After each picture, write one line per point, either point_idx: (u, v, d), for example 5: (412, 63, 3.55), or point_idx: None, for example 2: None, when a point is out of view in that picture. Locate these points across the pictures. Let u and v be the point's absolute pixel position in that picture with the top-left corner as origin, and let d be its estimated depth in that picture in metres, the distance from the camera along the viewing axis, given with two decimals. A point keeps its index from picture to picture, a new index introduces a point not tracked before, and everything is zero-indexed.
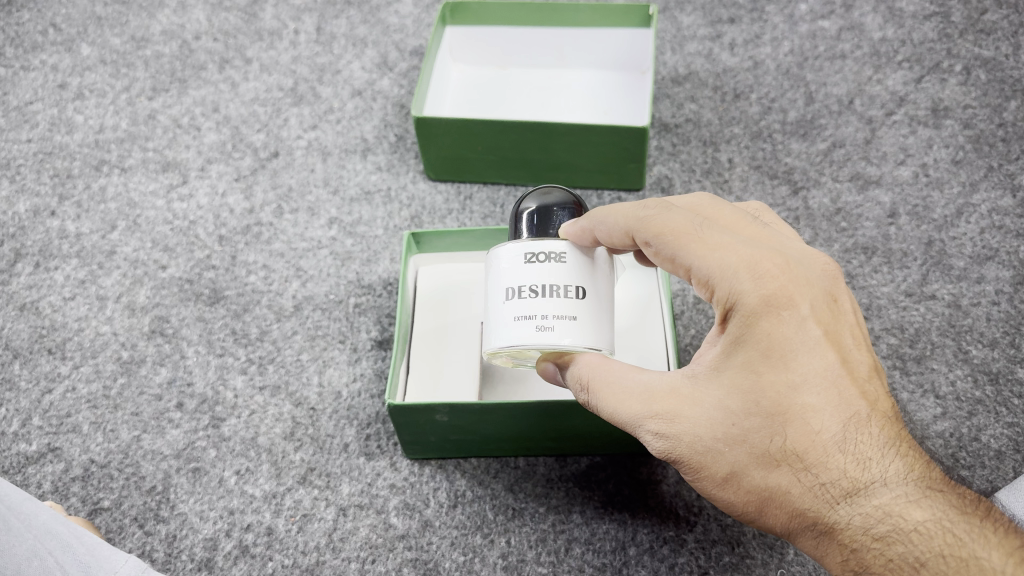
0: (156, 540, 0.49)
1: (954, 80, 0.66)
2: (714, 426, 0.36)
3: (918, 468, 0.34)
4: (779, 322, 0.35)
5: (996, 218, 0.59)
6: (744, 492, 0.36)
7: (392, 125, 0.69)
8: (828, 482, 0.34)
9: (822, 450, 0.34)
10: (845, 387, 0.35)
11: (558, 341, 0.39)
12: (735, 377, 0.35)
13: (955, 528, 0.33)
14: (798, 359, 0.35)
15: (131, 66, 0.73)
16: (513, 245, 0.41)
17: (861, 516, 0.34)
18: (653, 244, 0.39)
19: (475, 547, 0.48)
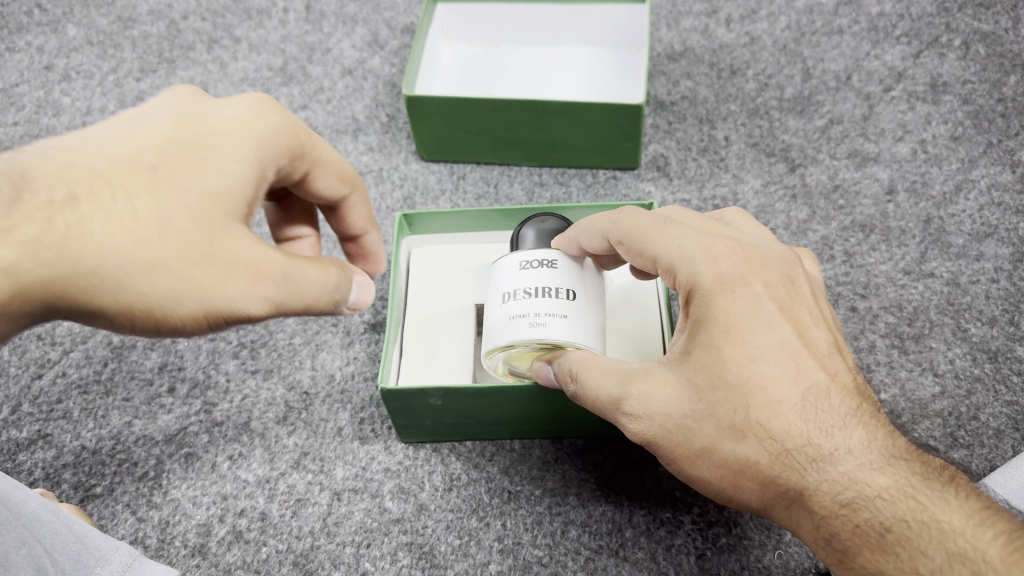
0: (149, 526, 0.49)
1: (953, 55, 0.65)
2: (679, 403, 0.35)
3: (880, 435, 0.33)
4: (733, 299, 0.35)
5: (995, 193, 0.58)
6: (715, 468, 0.35)
7: (383, 105, 0.68)
8: (791, 451, 0.33)
9: (783, 420, 0.33)
10: (801, 359, 0.34)
11: (549, 337, 0.40)
12: (698, 354, 0.35)
13: (919, 491, 0.32)
14: (752, 333, 0.35)
15: (118, 46, 0.72)
16: (510, 257, 0.43)
17: (827, 482, 0.33)
18: (622, 241, 0.40)
19: (470, 530, 0.48)
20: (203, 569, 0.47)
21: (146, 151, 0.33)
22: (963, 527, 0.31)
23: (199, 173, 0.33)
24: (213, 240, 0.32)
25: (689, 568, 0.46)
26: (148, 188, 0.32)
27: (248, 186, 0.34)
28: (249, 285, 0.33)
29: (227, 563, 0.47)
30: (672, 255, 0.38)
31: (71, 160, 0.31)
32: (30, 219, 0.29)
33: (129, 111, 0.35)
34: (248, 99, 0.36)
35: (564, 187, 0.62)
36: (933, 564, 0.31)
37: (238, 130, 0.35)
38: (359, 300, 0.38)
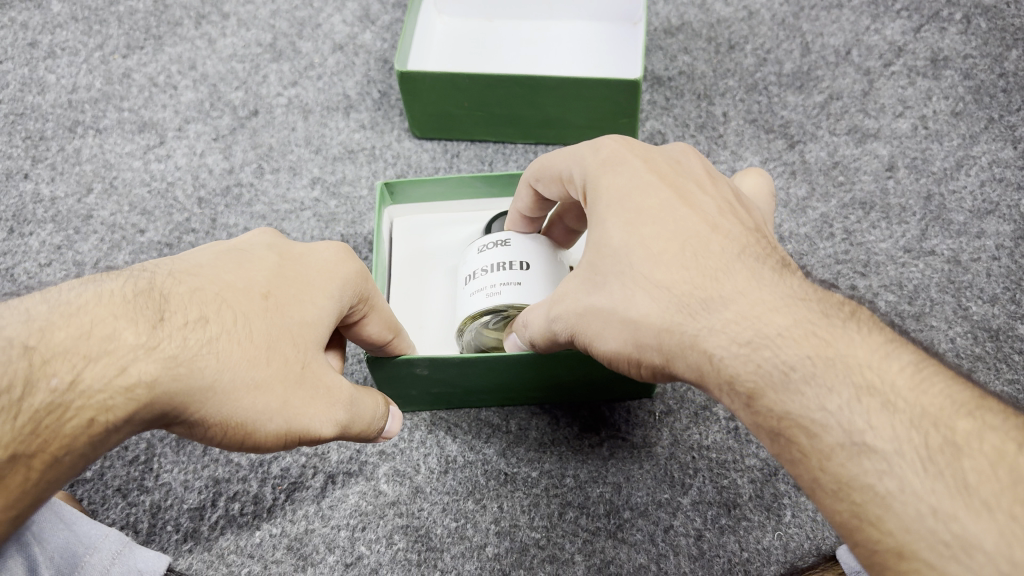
0: (140, 511, 0.48)
1: (954, 29, 0.64)
2: (586, 284, 0.36)
3: (770, 274, 0.32)
4: (616, 178, 0.37)
5: (996, 170, 0.57)
6: (622, 341, 0.34)
7: (375, 81, 0.66)
8: (681, 297, 0.33)
9: (666, 273, 0.33)
10: (683, 219, 0.35)
11: (505, 304, 0.42)
12: (593, 235, 0.36)
13: (818, 324, 0.29)
14: (635, 201, 0.36)
15: (104, 22, 0.70)
16: (472, 246, 0.45)
17: (721, 323, 0.31)
18: (535, 176, 0.42)
19: (467, 513, 0.47)
20: (195, 553, 0.47)
21: (256, 281, 0.37)
22: (869, 360, 0.28)
23: (299, 304, 0.37)
24: (306, 365, 0.36)
25: (688, 550, 0.45)
26: (257, 314, 0.36)
27: (334, 317, 0.38)
28: (327, 409, 0.36)
29: (221, 547, 0.47)
30: (567, 161, 0.40)
31: (195, 288, 0.35)
32: (168, 339, 0.32)
33: (229, 245, 0.39)
34: (334, 247, 0.40)
35: None
36: (840, 400, 0.27)
37: (330, 267, 0.39)
38: (392, 430, 0.41)
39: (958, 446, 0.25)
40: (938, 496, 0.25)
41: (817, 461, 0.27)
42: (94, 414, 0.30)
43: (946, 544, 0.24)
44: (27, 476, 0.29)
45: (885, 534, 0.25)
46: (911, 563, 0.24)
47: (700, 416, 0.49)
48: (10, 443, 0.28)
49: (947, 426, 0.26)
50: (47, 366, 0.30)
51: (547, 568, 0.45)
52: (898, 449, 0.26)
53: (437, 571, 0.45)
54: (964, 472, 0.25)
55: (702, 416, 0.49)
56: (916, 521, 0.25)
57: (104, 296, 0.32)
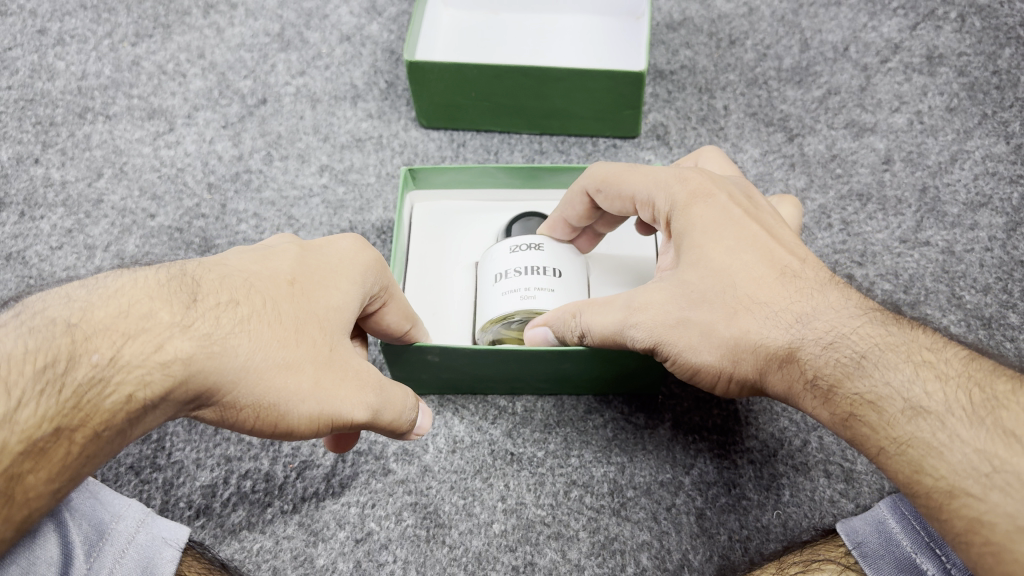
0: (154, 487, 0.49)
1: (949, 28, 0.66)
2: (676, 300, 0.38)
3: (850, 291, 0.36)
4: (705, 205, 0.40)
5: (989, 164, 0.59)
6: (716, 350, 0.37)
7: (382, 71, 0.67)
8: (778, 312, 0.36)
9: (764, 293, 0.36)
10: (771, 243, 0.38)
11: (540, 308, 0.43)
12: (685, 258, 0.39)
13: (892, 327, 0.34)
14: (727, 229, 0.39)
15: (113, 10, 0.71)
16: (499, 243, 0.46)
17: (813, 331, 0.35)
18: (598, 187, 0.44)
19: (474, 491, 0.48)
20: (208, 529, 0.47)
21: (280, 270, 0.38)
22: (929, 345, 0.33)
23: (323, 289, 0.38)
24: (332, 347, 0.37)
25: (690, 528, 0.47)
26: (283, 300, 0.37)
27: (359, 301, 0.39)
28: (358, 392, 0.36)
29: (232, 523, 0.48)
30: (648, 185, 0.42)
31: (225, 275, 0.37)
32: (201, 318, 0.34)
33: (254, 245, 0.40)
34: (350, 238, 0.41)
35: (564, 156, 0.62)
36: (903, 376, 0.32)
37: (347, 255, 0.40)
38: (422, 426, 0.42)
39: (998, 400, 0.30)
40: (982, 441, 0.29)
41: (882, 433, 0.32)
42: (132, 389, 0.31)
43: (987, 477, 0.29)
44: (69, 450, 0.30)
45: (939, 478, 0.30)
46: (961, 500, 0.29)
47: (701, 400, 0.51)
48: (54, 416, 0.30)
49: (991, 387, 0.31)
50: (89, 342, 0.31)
51: (552, 544, 0.46)
52: (949, 409, 0.31)
53: (445, 546, 0.47)
54: (1004, 421, 0.29)
55: (703, 400, 0.51)
56: (962, 464, 0.29)
57: (140, 280, 0.34)
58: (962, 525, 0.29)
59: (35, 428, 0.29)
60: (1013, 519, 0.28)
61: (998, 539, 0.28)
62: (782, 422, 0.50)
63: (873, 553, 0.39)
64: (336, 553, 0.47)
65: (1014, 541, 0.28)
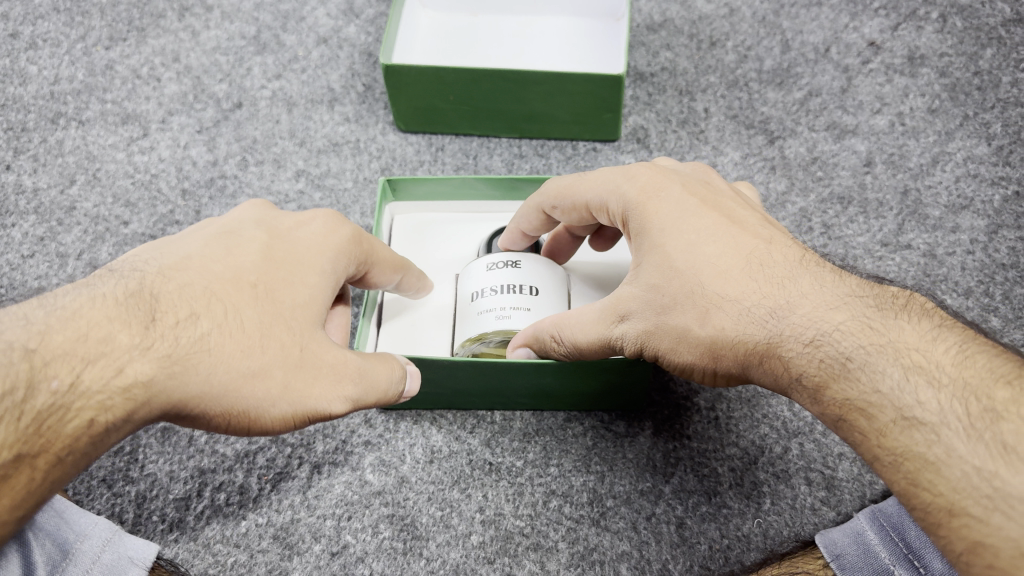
0: (126, 501, 0.48)
1: (931, 28, 0.65)
2: (648, 306, 0.37)
3: (827, 274, 0.34)
4: (659, 202, 0.39)
5: (971, 166, 0.59)
6: (696, 350, 0.36)
7: (359, 74, 0.66)
8: (750, 308, 0.34)
9: (732, 288, 0.35)
10: (737, 234, 0.37)
11: (515, 328, 0.43)
12: (649, 259, 0.38)
13: (872, 317, 0.32)
14: (686, 224, 0.38)
15: (86, 13, 0.70)
16: (476, 260, 0.46)
17: (790, 325, 0.33)
18: (553, 204, 0.43)
19: (452, 501, 0.48)
20: (181, 543, 0.47)
21: (244, 269, 0.37)
22: (917, 342, 0.31)
23: (288, 287, 0.37)
24: (304, 346, 0.36)
25: (670, 537, 0.46)
26: (248, 303, 0.36)
27: (326, 291, 0.38)
28: (335, 385, 0.36)
29: (206, 537, 0.47)
30: (602, 185, 0.41)
31: (185, 282, 0.36)
32: (161, 339, 0.33)
33: (218, 223, 0.39)
34: (323, 215, 0.41)
35: (544, 160, 0.61)
36: (892, 380, 0.30)
37: (316, 247, 0.39)
38: (412, 390, 0.41)
39: (997, 412, 0.28)
40: (980, 457, 0.27)
41: (875, 439, 0.30)
42: (94, 413, 0.31)
43: (989, 498, 0.27)
44: (31, 477, 0.30)
45: (936, 495, 0.28)
46: (961, 519, 0.28)
47: (681, 407, 0.50)
48: (14, 444, 0.29)
49: (988, 395, 0.28)
50: (47, 367, 0.30)
51: (531, 555, 0.46)
52: (944, 420, 0.29)
53: (422, 559, 0.46)
54: (1003, 434, 0.27)
55: (684, 407, 0.50)
56: (962, 481, 0.28)
57: (98, 299, 0.33)
58: (963, 545, 0.28)
59: None
60: (1018, 543, 0.26)
61: (1002, 565, 0.27)
62: (762, 429, 0.49)
63: (851, 565, 0.39)
64: (312, 566, 0.46)
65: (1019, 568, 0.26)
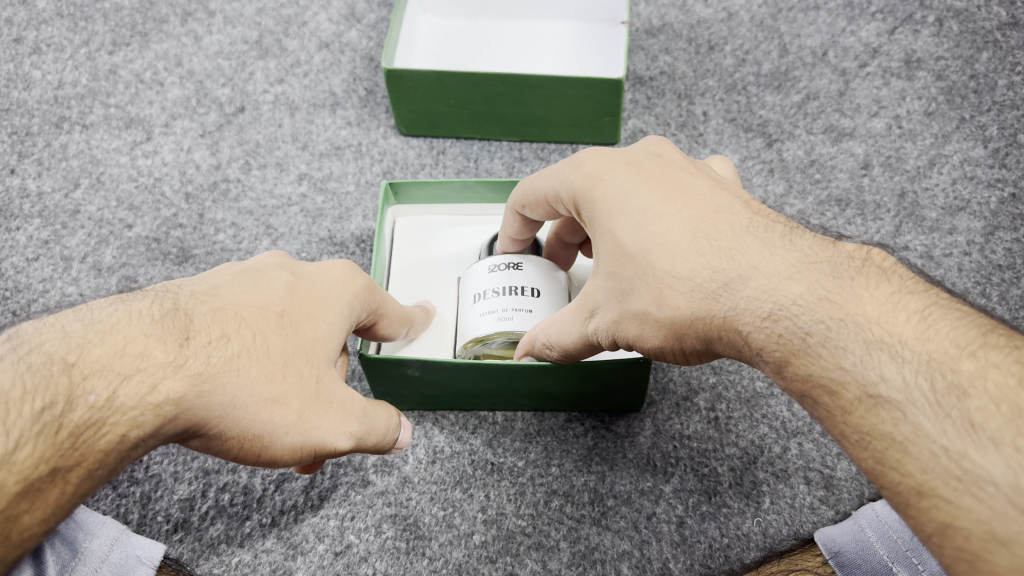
0: (131, 501, 0.48)
1: (927, 32, 0.66)
2: (613, 294, 0.38)
3: (777, 241, 0.33)
4: (607, 184, 0.39)
5: (967, 168, 0.59)
6: (661, 335, 0.36)
7: (361, 79, 0.67)
8: (701, 285, 0.34)
9: (683, 266, 0.35)
10: (685, 209, 0.36)
11: (516, 329, 0.44)
12: (604, 245, 0.38)
13: (827, 286, 0.31)
14: (634, 204, 0.37)
15: (89, 19, 0.70)
16: (479, 263, 0.46)
17: (745, 301, 0.32)
18: (522, 204, 0.44)
19: (454, 501, 0.48)
20: (186, 543, 0.47)
21: (271, 301, 0.38)
22: (876, 313, 0.29)
23: (312, 322, 0.38)
24: (319, 380, 0.37)
25: (670, 536, 0.47)
26: (273, 333, 0.36)
27: (343, 333, 0.39)
28: (342, 422, 0.37)
29: (210, 537, 0.47)
30: (556, 175, 0.41)
31: (216, 307, 0.36)
32: (194, 357, 0.33)
33: (243, 265, 0.40)
34: (340, 263, 0.41)
35: (544, 162, 0.62)
36: (854, 356, 0.28)
37: (339, 287, 0.40)
38: (404, 441, 0.42)
39: (963, 387, 0.26)
40: (947, 435, 0.26)
41: (841, 417, 0.28)
42: (125, 430, 0.31)
43: (959, 480, 0.25)
44: (64, 490, 0.30)
45: (905, 476, 0.26)
46: (931, 501, 0.25)
47: (681, 407, 0.51)
48: (50, 457, 0.29)
49: (952, 369, 0.27)
50: (85, 383, 0.30)
51: (532, 555, 0.46)
52: (909, 396, 0.27)
53: (425, 558, 0.46)
54: (969, 410, 0.26)
55: (683, 407, 0.51)
56: (929, 461, 0.26)
57: (134, 315, 0.33)
58: (932, 527, 0.26)
59: (33, 467, 0.29)
60: (989, 526, 0.24)
61: (973, 548, 0.24)
62: (761, 429, 0.50)
63: (849, 562, 0.39)
64: (315, 566, 0.47)
65: (990, 552, 0.24)
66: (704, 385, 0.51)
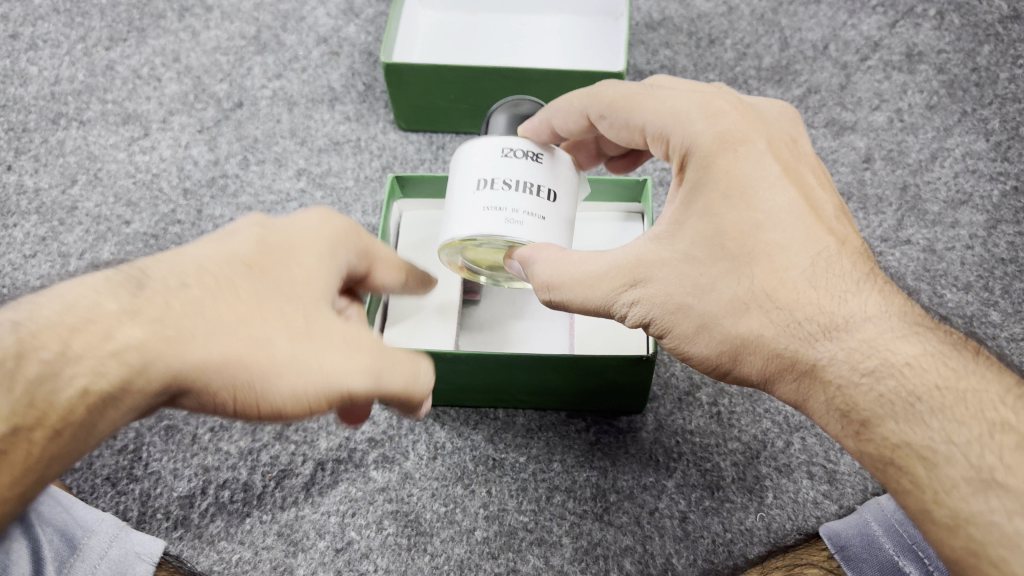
0: (130, 499, 0.48)
1: (929, 25, 0.65)
2: (682, 279, 0.34)
3: (896, 298, 0.32)
4: (736, 158, 0.34)
5: (970, 161, 0.59)
6: (715, 344, 0.34)
7: (359, 73, 0.67)
8: (801, 321, 0.32)
9: (792, 287, 0.32)
10: (813, 223, 0.33)
11: (523, 237, 0.36)
12: (698, 224, 0.34)
13: (945, 357, 0.31)
14: (758, 195, 0.33)
15: (86, 14, 0.70)
16: (490, 138, 0.39)
17: (843, 351, 0.31)
18: (603, 112, 0.39)
19: (456, 497, 0.48)
20: (186, 540, 0.47)
21: (239, 247, 0.34)
22: (1001, 398, 0.30)
23: (291, 263, 0.35)
24: (306, 316, 0.33)
25: (673, 531, 0.46)
26: (244, 276, 0.33)
27: (332, 274, 0.35)
28: (345, 357, 0.33)
29: (211, 534, 0.47)
30: (675, 117, 0.36)
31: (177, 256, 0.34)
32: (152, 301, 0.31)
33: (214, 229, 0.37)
34: (395, 276, 0.41)
35: None
36: (968, 434, 0.29)
37: (323, 232, 0.36)
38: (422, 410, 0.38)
39: None
40: None
41: (931, 495, 0.29)
42: (86, 381, 0.29)
43: None
44: (30, 450, 0.29)
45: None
46: None
47: (683, 401, 0.50)
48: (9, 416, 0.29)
49: None
50: (36, 339, 0.29)
51: (535, 550, 0.46)
52: None
53: (427, 555, 0.46)
54: None
55: (685, 401, 0.50)
56: None
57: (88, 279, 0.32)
58: None
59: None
60: None
61: None
62: (764, 423, 0.49)
63: (855, 556, 0.39)
64: (317, 563, 0.46)
65: None
66: (706, 380, 0.51)
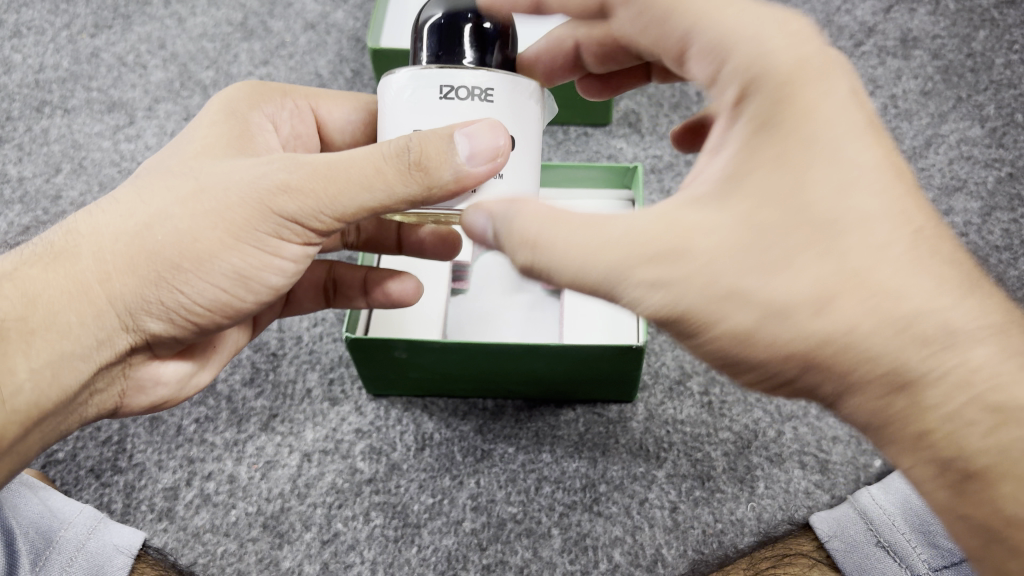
0: (114, 491, 0.47)
1: (924, 10, 0.65)
2: (738, 251, 0.25)
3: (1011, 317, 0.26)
4: (819, 92, 0.26)
5: (964, 148, 0.58)
6: (779, 346, 0.25)
7: (347, 60, 0.66)
8: (905, 322, 0.24)
9: (891, 277, 0.24)
10: (910, 189, 0.25)
11: (479, 204, 0.30)
12: (758, 180, 0.25)
13: None
14: (841, 146, 0.25)
15: (71, 1, 0.69)
16: (423, 69, 0.30)
17: (958, 374, 0.24)
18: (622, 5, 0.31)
19: (444, 489, 0.47)
20: (170, 532, 0.46)
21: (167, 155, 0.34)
22: None
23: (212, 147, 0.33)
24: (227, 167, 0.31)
25: (663, 522, 0.46)
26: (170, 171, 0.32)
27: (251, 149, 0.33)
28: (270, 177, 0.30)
29: (195, 527, 0.46)
30: (741, 29, 0.27)
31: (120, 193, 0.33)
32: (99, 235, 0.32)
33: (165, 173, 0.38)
34: (413, 285, 0.43)
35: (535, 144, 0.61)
36: None
37: (370, 174, 0.29)
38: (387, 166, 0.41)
39: None
40: None
41: None
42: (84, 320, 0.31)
43: None
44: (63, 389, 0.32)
45: None
46: None
47: (674, 391, 0.50)
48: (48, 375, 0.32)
49: None
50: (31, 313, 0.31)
51: (523, 542, 0.45)
52: None
53: (414, 546, 0.46)
54: None
55: (676, 391, 0.50)
56: None
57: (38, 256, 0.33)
58: None
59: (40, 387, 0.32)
60: None
61: None
62: (755, 413, 0.49)
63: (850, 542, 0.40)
64: (302, 555, 0.46)
65: None
66: (697, 369, 0.51)
